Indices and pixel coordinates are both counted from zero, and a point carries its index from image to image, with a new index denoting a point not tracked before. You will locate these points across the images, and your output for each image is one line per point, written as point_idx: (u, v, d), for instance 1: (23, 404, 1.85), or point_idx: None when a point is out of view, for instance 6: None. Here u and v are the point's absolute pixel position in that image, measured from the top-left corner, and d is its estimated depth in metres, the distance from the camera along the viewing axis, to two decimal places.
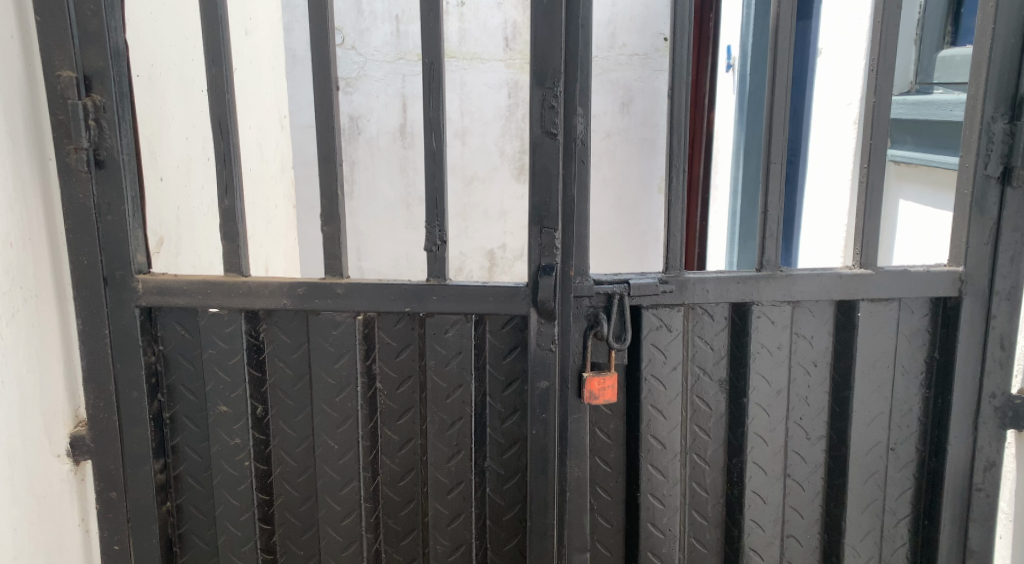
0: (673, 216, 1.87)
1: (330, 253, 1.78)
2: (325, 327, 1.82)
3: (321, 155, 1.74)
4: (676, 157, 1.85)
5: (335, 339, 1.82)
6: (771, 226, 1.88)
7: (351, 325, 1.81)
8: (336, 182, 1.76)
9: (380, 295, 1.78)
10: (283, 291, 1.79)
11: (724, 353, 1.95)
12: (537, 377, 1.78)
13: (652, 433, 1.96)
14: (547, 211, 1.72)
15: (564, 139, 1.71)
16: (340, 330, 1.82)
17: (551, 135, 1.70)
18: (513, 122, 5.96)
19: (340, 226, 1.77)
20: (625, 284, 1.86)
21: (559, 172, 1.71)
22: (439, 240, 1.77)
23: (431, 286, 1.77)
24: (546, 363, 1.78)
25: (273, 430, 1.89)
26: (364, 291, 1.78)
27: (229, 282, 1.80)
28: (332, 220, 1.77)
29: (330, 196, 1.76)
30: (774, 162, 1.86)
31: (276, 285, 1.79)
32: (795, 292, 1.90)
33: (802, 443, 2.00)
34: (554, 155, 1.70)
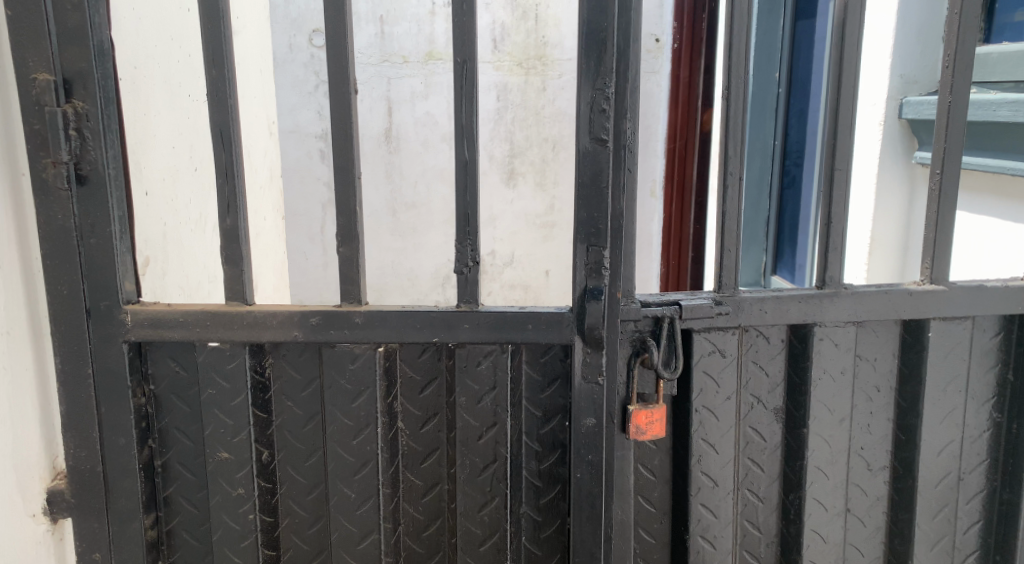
0: (728, 230, 1.69)
1: (347, 277, 1.57)
2: (341, 361, 1.61)
3: (337, 168, 1.53)
4: (732, 164, 1.67)
5: (352, 375, 1.61)
6: (836, 240, 1.71)
7: (370, 358, 1.60)
8: (354, 197, 1.54)
9: (403, 324, 1.57)
10: (293, 321, 1.57)
11: (780, 380, 1.78)
12: (582, 414, 1.59)
13: (702, 469, 1.77)
14: (595, 228, 1.52)
15: (614, 146, 1.51)
16: (357, 364, 1.60)
17: (599, 143, 1.50)
18: (502, 125, 5.72)
19: (359, 246, 1.56)
20: (676, 306, 1.68)
21: (610, 184, 1.52)
22: (470, 262, 1.56)
23: (462, 314, 1.57)
24: (594, 398, 1.58)
25: (280, 477, 1.68)
26: (386, 320, 1.56)
27: (232, 312, 1.58)
28: (350, 240, 1.56)
29: (348, 214, 1.55)
30: (840, 169, 1.69)
31: (286, 314, 1.57)
32: (860, 312, 1.74)
33: (863, 475, 1.82)
34: (602, 166, 1.51)
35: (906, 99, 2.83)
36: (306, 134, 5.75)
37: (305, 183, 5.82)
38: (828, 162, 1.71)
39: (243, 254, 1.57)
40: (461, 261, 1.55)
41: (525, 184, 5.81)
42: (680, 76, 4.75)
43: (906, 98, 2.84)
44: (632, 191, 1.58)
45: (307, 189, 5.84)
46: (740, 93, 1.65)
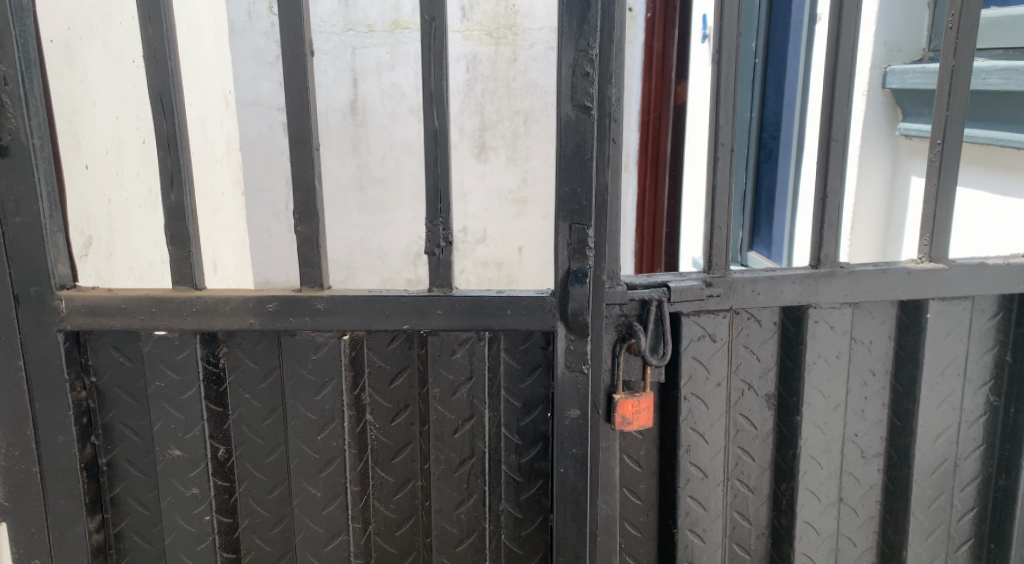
0: (719, 205, 1.58)
1: (306, 259, 1.43)
2: (302, 350, 1.46)
3: (292, 138, 1.39)
4: (723, 134, 1.55)
5: (315, 366, 1.47)
6: (832, 215, 1.61)
7: (334, 347, 1.46)
8: (312, 172, 1.40)
9: (370, 310, 1.43)
10: (248, 307, 1.43)
11: (772, 365, 1.68)
12: (566, 405, 1.47)
13: (691, 459, 1.68)
14: (578, 203, 1.40)
15: (599, 114, 1.38)
16: (321, 354, 1.46)
17: (583, 112, 1.37)
18: (472, 97, 5.54)
19: (319, 226, 1.42)
20: (664, 288, 1.57)
21: (594, 157, 1.39)
22: (442, 242, 1.43)
23: (434, 299, 1.43)
24: (579, 389, 1.46)
25: (239, 475, 1.54)
26: (351, 306, 1.43)
27: (180, 298, 1.43)
28: (309, 219, 1.42)
29: (305, 189, 1.40)
30: (837, 139, 1.58)
31: (239, 300, 1.43)
32: (857, 292, 1.64)
33: (857, 463, 1.75)
34: (587, 137, 1.38)
35: (890, 68, 2.64)
36: (268, 106, 5.53)
37: (268, 158, 5.61)
38: (824, 131, 1.59)
39: (190, 235, 1.42)
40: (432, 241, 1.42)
41: (496, 158, 5.66)
42: (653, 46, 4.55)
43: (891, 66, 2.66)
44: (618, 164, 1.46)
45: (270, 165, 5.63)
46: (732, 56, 1.53)
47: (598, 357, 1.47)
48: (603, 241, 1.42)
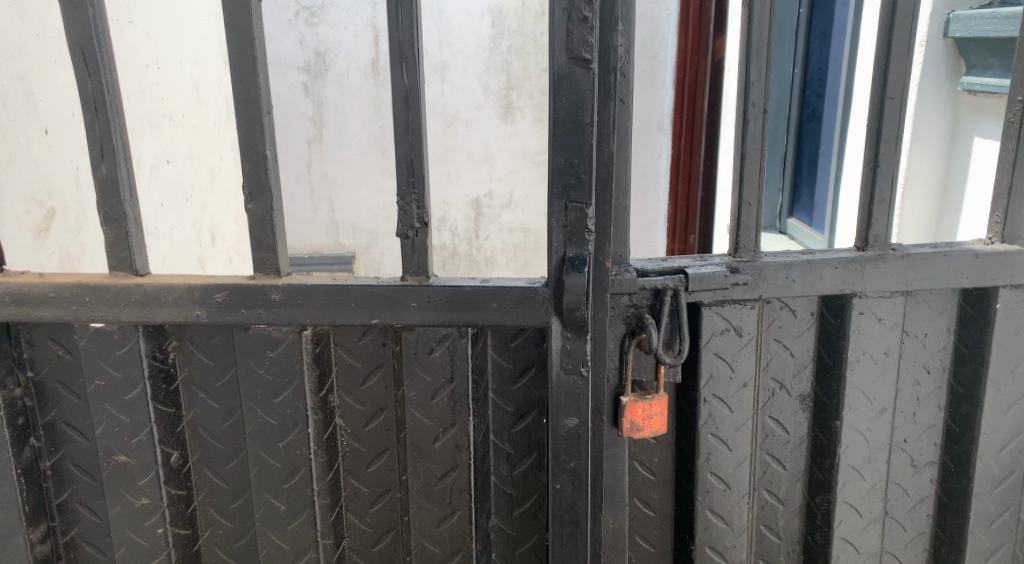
0: (748, 177, 1.34)
1: (259, 242, 1.23)
2: (257, 346, 1.27)
3: (238, 100, 1.18)
4: (753, 92, 1.30)
5: (273, 365, 1.28)
6: (883, 188, 1.35)
7: (294, 344, 1.27)
8: (261, 139, 1.19)
9: (334, 301, 1.24)
10: (194, 297, 1.24)
11: (808, 361, 1.45)
12: (562, 413, 1.25)
13: (712, 469, 1.46)
14: (575, 176, 1.17)
15: (599, 67, 1.14)
16: (279, 352, 1.27)
17: (580, 66, 1.14)
18: (498, 54, 5.26)
19: (273, 203, 1.22)
20: (682, 274, 1.34)
21: (595, 120, 1.16)
22: (418, 223, 1.22)
23: (408, 289, 1.23)
24: (577, 394, 1.25)
25: (197, 482, 1.37)
26: (311, 297, 1.23)
27: (116, 286, 1.25)
28: (261, 194, 1.21)
29: (255, 160, 1.20)
30: (891, 98, 1.32)
31: (183, 289, 1.24)
32: (912, 279, 1.39)
33: (906, 473, 1.52)
34: (585, 95, 1.14)
35: (954, 15, 2.32)
36: (287, 66, 5.33)
37: (287, 120, 5.42)
38: (877, 88, 1.33)
39: (127, 213, 1.23)
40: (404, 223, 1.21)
41: (523, 119, 5.39)
42: None
43: (955, 12, 2.33)
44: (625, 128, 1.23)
45: (289, 127, 5.44)
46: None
47: (601, 358, 1.26)
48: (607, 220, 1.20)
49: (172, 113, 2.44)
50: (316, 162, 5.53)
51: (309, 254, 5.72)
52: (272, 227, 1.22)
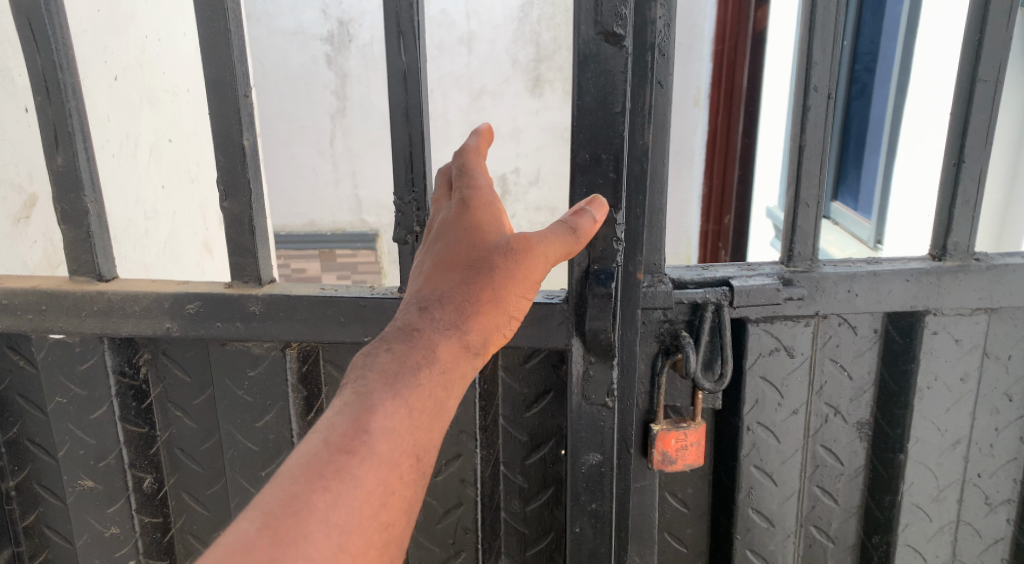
0: (807, 174, 1.14)
1: (237, 245, 1.08)
2: (237, 364, 1.12)
3: (209, 80, 1.02)
4: (816, 76, 1.10)
5: (252, 386, 1.13)
6: (967, 187, 1.16)
7: (276, 362, 1.12)
8: (237, 126, 1.03)
9: (320, 315, 1.07)
10: (164, 307, 1.09)
11: (868, 385, 1.26)
12: (582, 448, 1.08)
13: (755, 505, 1.28)
14: (602, 174, 0.99)
15: (634, 44, 0.95)
16: (259, 371, 1.12)
17: (612, 41, 0.95)
18: (527, 25, 5.01)
19: (251, 200, 1.06)
20: (726, 287, 1.16)
21: (629, 107, 0.97)
22: (418, 228, 1.09)
23: None
24: (601, 428, 1.08)
25: (174, 508, 1.22)
26: (294, 311, 1.07)
27: (76, 293, 1.09)
28: (237, 191, 1.06)
29: (231, 151, 1.04)
30: (984, 80, 1.12)
31: (151, 298, 1.08)
32: (995, 293, 1.20)
33: (977, 511, 1.33)
34: (617, 78, 0.96)
35: None
36: (310, 37, 5.14)
37: (309, 92, 5.25)
38: (965, 69, 1.13)
39: (87, 208, 1.07)
40: (402, 225, 1.08)
41: (552, 93, 5.18)
42: None
43: None
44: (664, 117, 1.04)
45: (311, 99, 5.26)
46: None
47: (630, 386, 1.08)
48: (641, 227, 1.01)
49: (173, 86, 2.17)
50: (339, 136, 5.36)
51: (332, 231, 5.58)
52: (251, 229, 1.06)
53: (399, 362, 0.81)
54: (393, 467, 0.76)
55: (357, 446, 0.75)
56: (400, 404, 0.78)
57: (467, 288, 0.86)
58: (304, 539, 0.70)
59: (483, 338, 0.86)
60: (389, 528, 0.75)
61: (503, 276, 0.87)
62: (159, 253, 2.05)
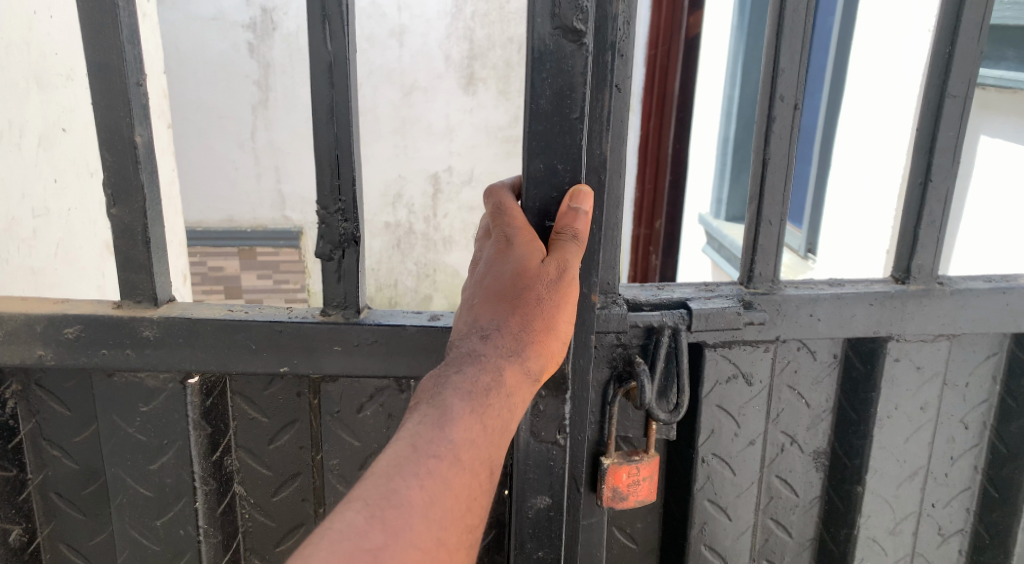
0: (770, 190, 1.06)
1: (129, 261, 0.99)
2: (127, 399, 1.04)
3: (93, 64, 0.92)
4: (782, 84, 1.02)
5: (146, 423, 1.05)
6: (933, 207, 1.09)
7: (175, 395, 1.03)
8: (128, 122, 0.94)
9: (227, 342, 1.01)
10: (36, 334, 1.00)
11: (826, 412, 1.19)
12: (528, 492, 0.97)
13: (708, 541, 1.20)
14: (556, 186, 0.88)
15: (596, 42, 0.85)
16: (153, 406, 1.04)
17: (571, 38, 0.83)
18: (460, 20, 4.87)
19: (146, 208, 0.97)
20: (684, 310, 1.07)
21: (589, 114, 0.87)
22: (345, 240, 0.98)
23: (330, 329, 1.00)
24: (550, 468, 0.97)
25: (49, 561, 1.13)
26: (196, 334, 1.00)
27: None
28: (127, 197, 0.97)
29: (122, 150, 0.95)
30: (953, 95, 1.05)
31: (20, 321, 0.99)
32: (957, 319, 1.14)
33: (930, 542, 1.27)
34: (575, 79, 0.84)
35: None
36: (231, 23, 4.87)
37: (230, 81, 4.99)
38: (934, 82, 1.06)
39: None
40: (327, 240, 0.97)
41: (485, 91, 5.07)
42: None
43: None
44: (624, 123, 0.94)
45: (232, 89, 5.00)
46: None
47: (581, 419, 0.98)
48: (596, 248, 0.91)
49: (69, 71, 1.96)
50: (261, 128, 5.12)
51: (252, 227, 5.33)
52: (144, 241, 0.98)
53: (472, 388, 0.76)
54: (473, 474, 0.74)
55: (441, 453, 0.72)
56: (474, 421, 0.75)
57: (525, 315, 0.81)
58: (401, 531, 0.67)
59: (545, 361, 0.82)
60: (470, 533, 0.73)
61: (554, 302, 0.82)
62: (51, 253, 1.85)
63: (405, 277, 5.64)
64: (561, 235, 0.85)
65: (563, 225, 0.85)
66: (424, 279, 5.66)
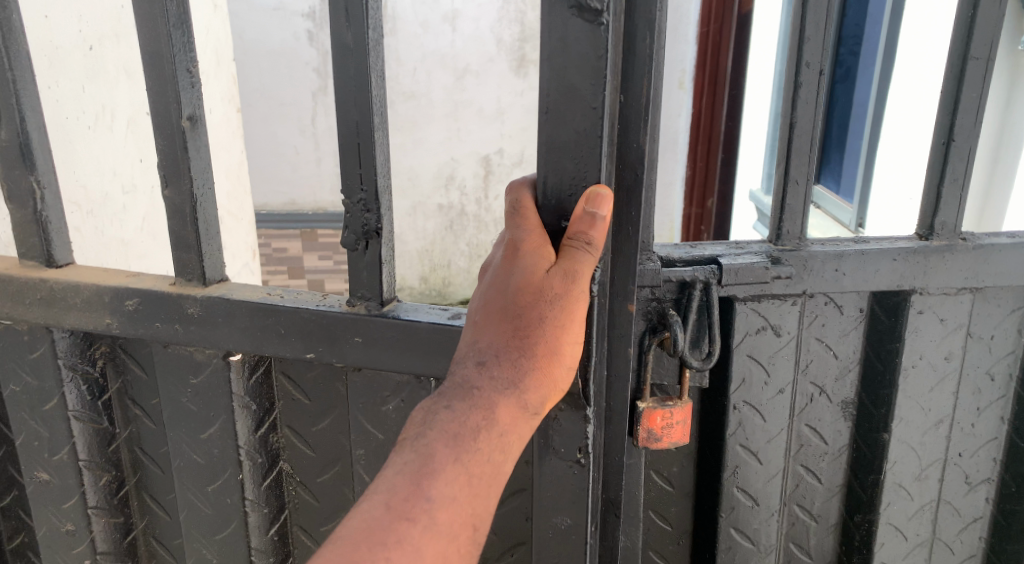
0: (797, 151, 1.13)
1: (179, 241, 1.14)
2: (179, 371, 1.20)
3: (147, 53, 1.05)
4: (808, 51, 1.09)
5: (196, 393, 1.21)
6: (957, 166, 1.15)
7: (219, 369, 1.18)
8: (175, 106, 1.07)
9: (264, 324, 1.13)
10: (105, 305, 1.17)
11: (854, 364, 1.26)
12: (554, 510, 1.04)
13: (740, 484, 1.29)
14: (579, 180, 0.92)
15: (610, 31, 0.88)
16: (201, 379, 1.19)
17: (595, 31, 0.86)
18: (512, 3, 4.94)
19: (193, 190, 1.11)
20: (714, 265, 1.15)
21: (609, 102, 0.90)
22: (370, 231, 1.07)
23: (355, 319, 1.10)
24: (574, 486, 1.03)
25: (137, 509, 1.32)
26: (233, 315, 1.14)
27: (27, 280, 1.19)
28: (177, 179, 1.10)
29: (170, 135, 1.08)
30: (976, 58, 1.11)
31: (92, 292, 1.17)
32: (980, 272, 1.20)
33: (957, 491, 1.34)
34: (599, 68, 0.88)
35: None
36: (291, 12, 5.01)
37: (292, 68, 5.17)
38: (957, 46, 1.12)
39: (33, 190, 1.17)
40: (352, 230, 1.07)
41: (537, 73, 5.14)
42: None
43: None
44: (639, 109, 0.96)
45: (293, 76, 5.19)
46: None
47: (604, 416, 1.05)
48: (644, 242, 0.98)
49: None
50: (320, 114, 5.29)
51: (313, 210, 5.53)
52: (192, 219, 1.12)
53: (459, 426, 0.79)
54: (453, 532, 0.76)
55: (416, 513, 0.75)
56: (460, 470, 0.78)
57: (522, 346, 0.83)
58: None
59: (543, 396, 0.84)
60: None
61: (555, 324, 0.84)
62: (138, 227, 2.02)
63: (457, 258, 5.72)
64: (574, 241, 0.87)
65: (576, 232, 0.87)
66: (476, 260, 5.73)
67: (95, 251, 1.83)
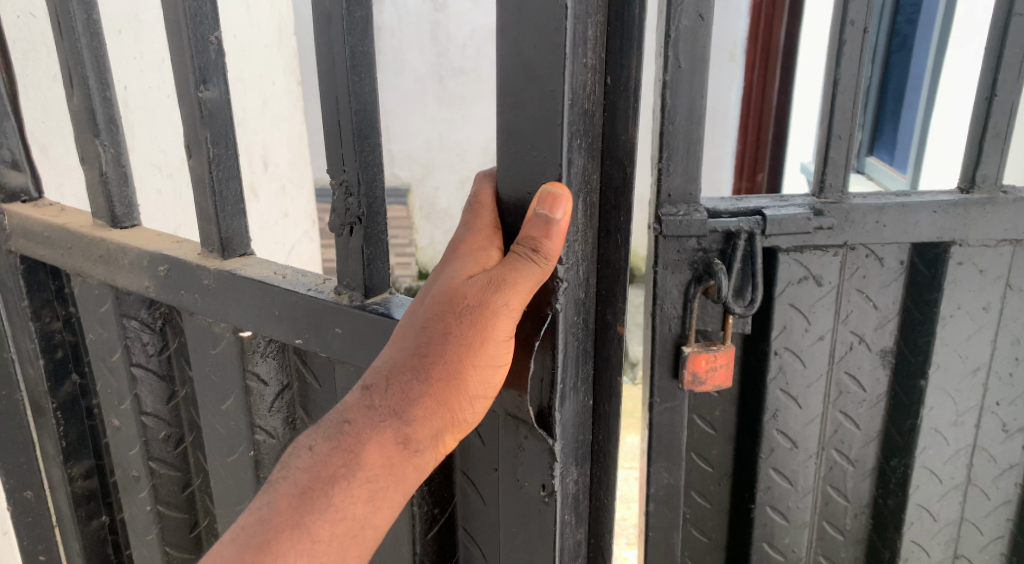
0: (841, 108, 1.18)
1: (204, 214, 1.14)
2: (203, 339, 1.20)
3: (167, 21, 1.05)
4: (853, 9, 1.13)
5: (217, 364, 1.20)
6: (998, 121, 1.19)
7: (232, 344, 1.17)
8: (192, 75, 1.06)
9: (263, 303, 1.10)
10: (144, 266, 1.20)
11: (893, 315, 1.32)
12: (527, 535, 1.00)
13: (779, 427, 1.37)
14: (539, 175, 0.87)
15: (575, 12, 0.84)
16: (219, 351, 1.19)
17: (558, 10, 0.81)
18: None
19: (210, 158, 1.10)
20: (759, 217, 1.22)
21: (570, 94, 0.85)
22: (353, 218, 1.02)
23: (335, 309, 1.04)
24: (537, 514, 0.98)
25: (195, 465, 1.36)
26: (238, 288, 1.12)
27: (92, 237, 1.25)
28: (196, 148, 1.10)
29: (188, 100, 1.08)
30: (1019, 13, 1.14)
31: (136, 254, 1.21)
32: (1019, 224, 1.25)
33: (994, 438, 1.39)
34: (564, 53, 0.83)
35: None
36: None
37: None
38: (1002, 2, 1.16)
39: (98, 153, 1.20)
40: (335, 214, 1.02)
41: None
42: None
43: None
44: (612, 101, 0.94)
45: None
46: None
47: (572, 445, 0.99)
48: (625, 252, 0.98)
49: None
50: None
51: None
52: (210, 188, 1.11)
53: (328, 457, 0.85)
54: None
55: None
56: (300, 535, 0.83)
57: (410, 385, 0.85)
58: None
59: (422, 440, 0.86)
60: None
61: (454, 351, 0.85)
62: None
63: None
64: (520, 246, 0.85)
65: (522, 237, 0.85)
66: None
67: (172, 214, 1.95)
